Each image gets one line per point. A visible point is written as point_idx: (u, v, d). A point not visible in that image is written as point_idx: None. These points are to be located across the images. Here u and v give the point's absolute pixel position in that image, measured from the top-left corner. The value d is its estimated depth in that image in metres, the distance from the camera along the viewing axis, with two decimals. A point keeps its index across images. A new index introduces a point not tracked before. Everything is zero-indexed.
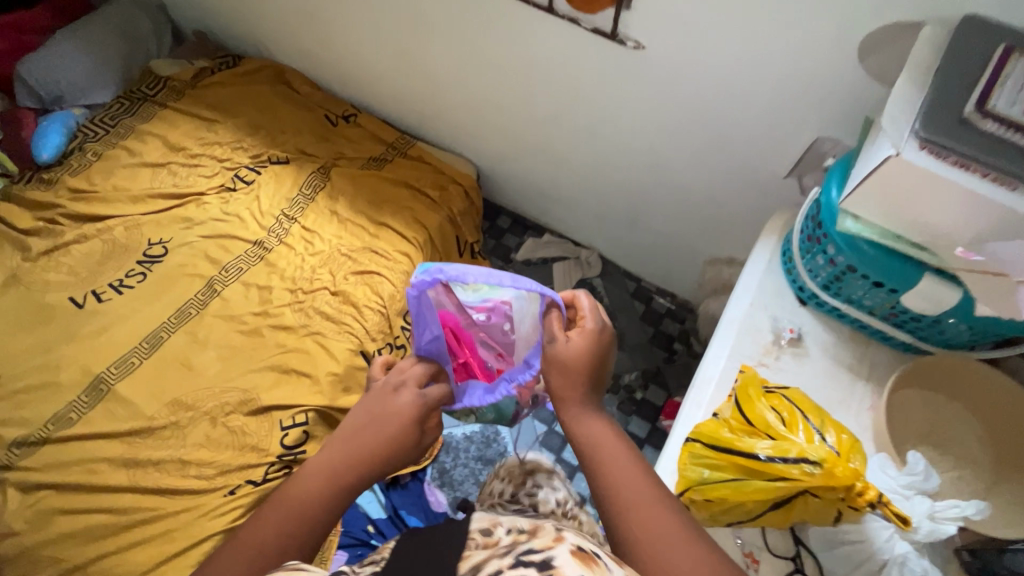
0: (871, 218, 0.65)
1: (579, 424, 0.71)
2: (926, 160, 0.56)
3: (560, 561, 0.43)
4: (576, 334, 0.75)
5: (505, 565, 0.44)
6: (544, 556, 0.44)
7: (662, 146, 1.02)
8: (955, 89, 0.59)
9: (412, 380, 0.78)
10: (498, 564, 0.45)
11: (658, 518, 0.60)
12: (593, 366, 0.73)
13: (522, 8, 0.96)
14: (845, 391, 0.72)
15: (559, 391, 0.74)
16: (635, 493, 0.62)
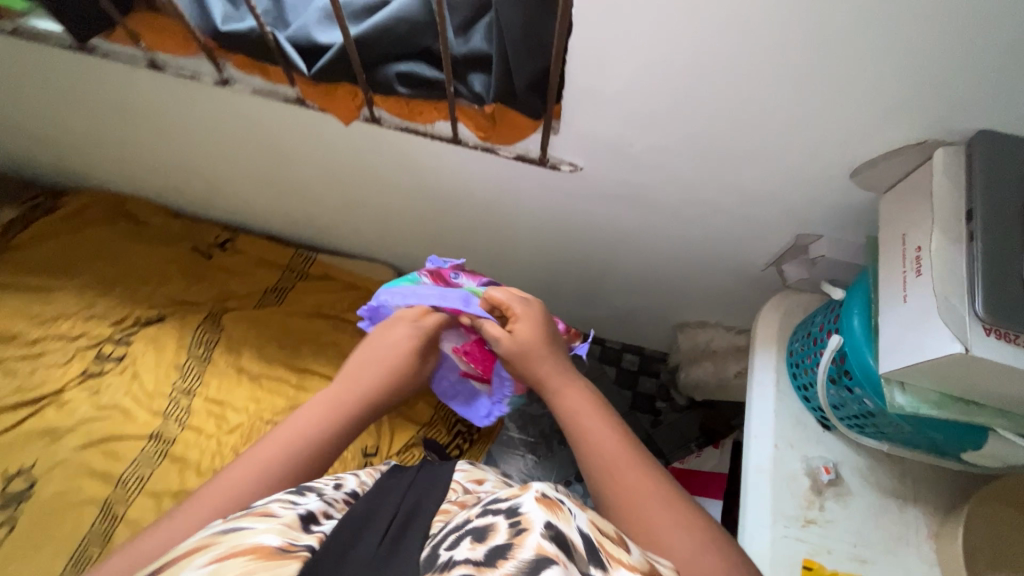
0: (925, 391, 0.48)
1: (560, 400, 0.60)
2: (1004, 356, 0.40)
3: (525, 505, 0.34)
4: (515, 327, 0.65)
5: (473, 516, 0.36)
6: (510, 502, 0.35)
7: (610, 246, 0.85)
8: (1008, 237, 0.42)
9: (408, 317, 0.68)
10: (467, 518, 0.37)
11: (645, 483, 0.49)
12: (549, 343, 0.64)
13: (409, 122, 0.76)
14: (909, 540, 0.60)
15: (521, 361, 0.64)
16: (627, 465, 0.50)
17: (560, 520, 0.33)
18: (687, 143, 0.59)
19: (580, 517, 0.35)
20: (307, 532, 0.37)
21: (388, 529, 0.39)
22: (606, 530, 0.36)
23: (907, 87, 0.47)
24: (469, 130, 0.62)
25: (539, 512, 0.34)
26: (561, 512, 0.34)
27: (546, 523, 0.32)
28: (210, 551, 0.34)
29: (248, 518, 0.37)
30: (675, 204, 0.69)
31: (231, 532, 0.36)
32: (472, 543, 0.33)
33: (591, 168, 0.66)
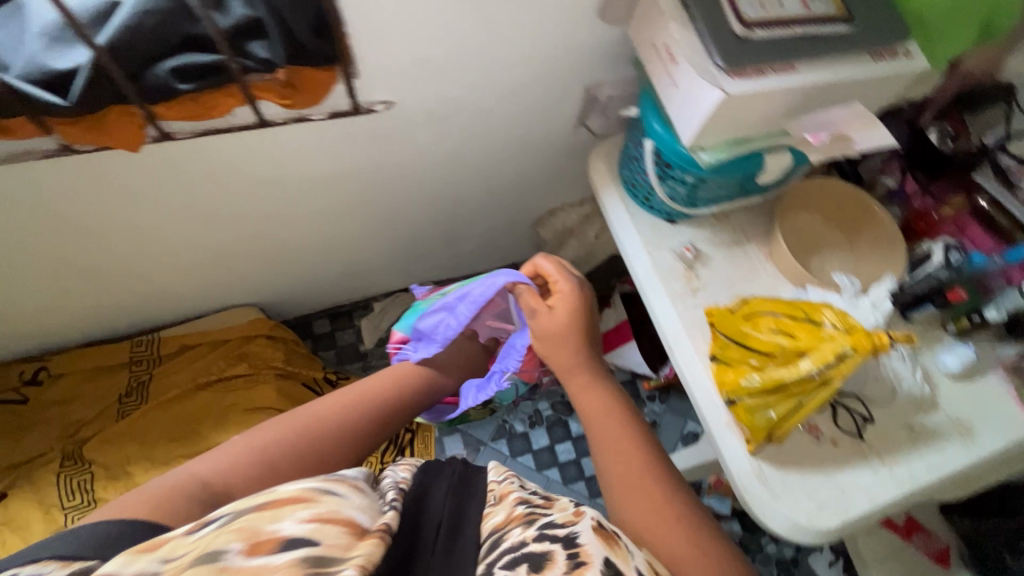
0: (717, 142, 0.63)
1: (584, 391, 0.68)
2: (746, 85, 0.55)
3: (584, 537, 0.43)
4: (553, 300, 0.71)
5: (530, 537, 0.44)
6: (566, 531, 0.44)
7: (450, 173, 0.91)
8: (711, 8, 0.57)
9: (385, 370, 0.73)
10: (521, 535, 0.44)
11: (635, 471, 0.58)
12: (579, 326, 0.70)
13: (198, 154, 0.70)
14: (758, 266, 0.79)
15: (554, 347, 0.70)
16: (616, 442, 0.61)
17: (616, 557, 0.43)
18: (472, 42, 0.66)
19: (636, 558, 0.45)
20: (386, 514, 0.45)
21: (437, 532, 0.49)
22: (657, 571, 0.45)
23: None
24: (272, 103, 0.62)
25: (598, 543, 0.43)
26: (618, 548, 0.44)
27: (607, 559, 0.42)
28: (311, 508, 0.40)
29: (331, 495, 0.43)
30: (485, 104, 0.77)
31: (327, 494, 0.43)
32: (527, 569, 0.41)
33: (402, 99, 0.70)
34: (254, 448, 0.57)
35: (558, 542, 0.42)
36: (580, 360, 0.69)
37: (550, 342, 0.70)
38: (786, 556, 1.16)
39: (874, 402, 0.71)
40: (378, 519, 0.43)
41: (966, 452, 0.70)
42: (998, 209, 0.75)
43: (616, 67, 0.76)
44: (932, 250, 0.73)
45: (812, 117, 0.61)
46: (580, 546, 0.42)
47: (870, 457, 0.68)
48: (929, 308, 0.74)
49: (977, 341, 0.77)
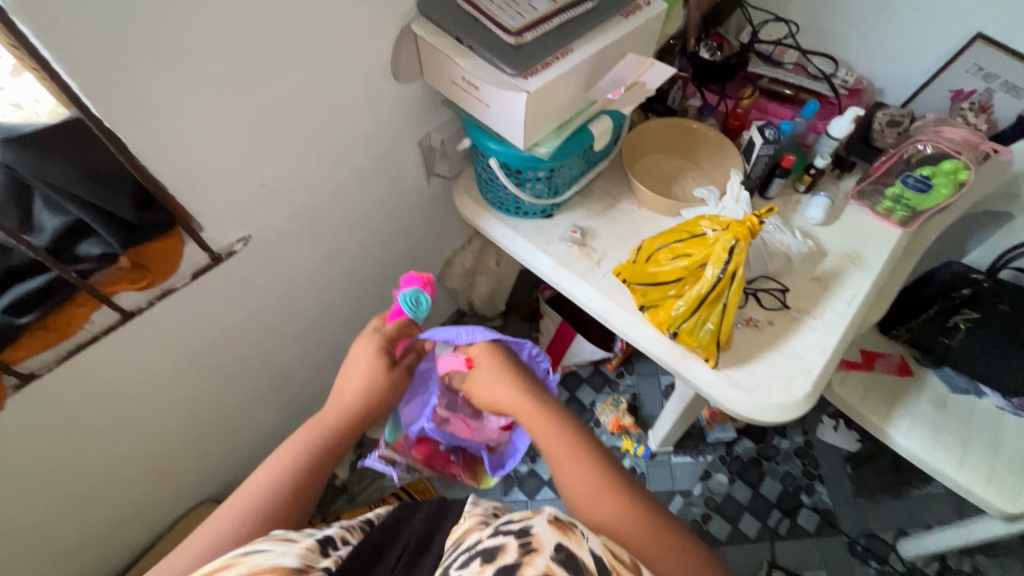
0: (545, 133, 0.70)
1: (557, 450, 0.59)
2: (540, 78, 0.62)
3: (538, 526, 0.39)
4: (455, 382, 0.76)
5: (484, 536, 0.40)
6: (523, 523, 0.40)
7: (338, 271, 0.90)
8: (482, 33, 0.64)
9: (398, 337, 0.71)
10: (478, 536, 0.40)
11: (624, 512, 0.51)
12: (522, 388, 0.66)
13: (80, 387, 0.64)
14: (635, 216, 0.86)
15: (522, 412, 0.64)
16: (602, 495, 0.53)
17: (571, 541, 0.39)
18: (299, 147, 0.68)
19: (591, 540, 0.41)
20: (324, 556, 0.41)
21: (396, 556, 0.42)
22: (618, 554, 0.43)
23: (369, 17, 0.63)
24: (128, 292, 0.59)
25: (553, 534, 0.40)
26: (572, 533, 0.40)
27: (558, 544, 0.38)
28: (237, 565, 0.39)
29: (268, 543, 0.42)
30: (339, 195, 0.79)
31: (254, 552, 0.41)
32: (482, 564, 0.37)
33: (257, 228, 0.70)
34: (305, 443, 0.61)
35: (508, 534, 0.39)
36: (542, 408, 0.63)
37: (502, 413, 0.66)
38: (801, 443, 1.23)
39: (781, 275, 0.79)
40: (311, 558, 0.40)
41: (865, 275, 0.80)
42: (777, 83, 0.92)
43: (434, 112, 0.82)
44: (752, 136, 0.82)
45: (606, 79, 0.71)
46: (533, 532, 0.38)
47: (803, 318, 0.76)
48: (776, 181, 0.85)
49: (825, 187, 0.89)
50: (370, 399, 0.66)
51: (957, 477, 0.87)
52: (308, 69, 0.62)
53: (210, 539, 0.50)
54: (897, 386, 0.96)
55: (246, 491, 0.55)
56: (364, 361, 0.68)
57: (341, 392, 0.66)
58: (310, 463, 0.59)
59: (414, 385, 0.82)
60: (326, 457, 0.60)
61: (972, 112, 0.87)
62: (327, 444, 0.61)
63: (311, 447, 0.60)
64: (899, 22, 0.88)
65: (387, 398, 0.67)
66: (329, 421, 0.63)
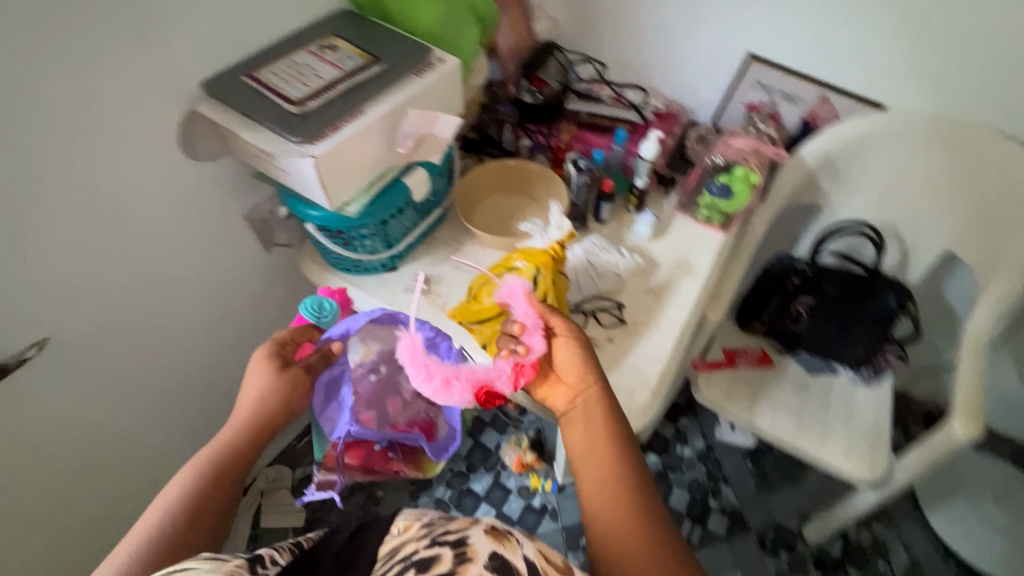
0: (353, 193, 0.71)
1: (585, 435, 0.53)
2: (326, 142, 0.64)
3: (474, 536, 0.39)
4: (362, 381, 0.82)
5: (419, 546, 0.39)
6: (457, 535, 0.40)
7: (182, 357, 0.86)
8: (266, 108, 0.65)
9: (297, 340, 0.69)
10: (414, 546, 0.39)
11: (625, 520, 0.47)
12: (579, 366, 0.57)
13: None
14: (477, 257, 0.88)
15: (557, 394, 0.58)
16: (603, 493, 0.49)
17: (507, 548, 0.39)
18: (89, 241, 0.65)
19: (526, 546, 0.41)
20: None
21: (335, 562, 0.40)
22: (551, 558, 0.42)
23: (142, 105, 0.63)
24: None
25: (489, 542, 0.39)
26: (507, 541, 0.40)
27: (493, 553, 0.38)
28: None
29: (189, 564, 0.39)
30: (160, 281, 0.76)
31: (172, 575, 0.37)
32: (416, 574, 0.37)
33: (57, 330, 0.66)
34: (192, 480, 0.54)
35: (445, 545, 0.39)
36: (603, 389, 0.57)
37: (560, 376, 0.58)
38: (702, 448, 1.25)
39: (616, 292, 0.83)
40: None
41: (693, 280, 0.85)
42: (595, 117, 0.99)
43: (256, 185, 0.82)
44: (568, 168, 0.87)
45: (398, 133, 0.72)
46: (469, 541, 0.39)
47: (639, 330, 0.79)
48: (606, 206, 0.90)
49: (652, 205, 0.95)
50: (270, 406, 0.61)
51: (821, 455, 0.92)
52: (82, 162, 0.61)
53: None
54: (759, 378, 1.01)
55: (130, 540, 0.48)
56: (258, 371, 0.64)
57: (236, 408, 0.61)
58: (204, 490, 0.54)
59: (326, 392, 0.78)
60: (224, 478, 0.55)
61: (762, 120, 0.96)
62: (221, 465, 0.56)
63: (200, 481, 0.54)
64: (689, 51, 0.98)
65: (289, 401, 0.63)
66: (215, 450, 0.57)
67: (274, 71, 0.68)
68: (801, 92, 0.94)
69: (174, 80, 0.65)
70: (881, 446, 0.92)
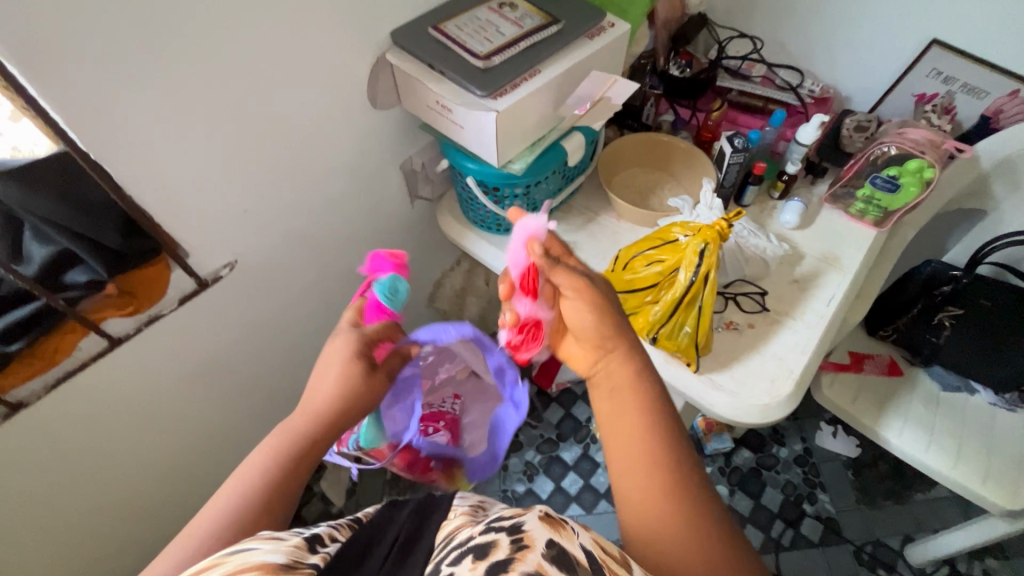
0: (519, 151, 0.73)
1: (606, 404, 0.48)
2: (509, 98, 0.65)
3: (530, 522, 0.38)
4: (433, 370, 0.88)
5: (476, 532, 0.38)
6: (513, 521, 0.38)
7: (329, 295, 0.91)
8: (453, 59, 0.67)
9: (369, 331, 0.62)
10: (469, 533, 0.38)
11: (652, 491, 0.43)
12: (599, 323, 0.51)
13: (70, 417, 0.65)
14: (614, 228, 0.88)
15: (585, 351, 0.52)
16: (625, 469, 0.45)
17: (564, 537, 0.37)
18: (280, 174, 0.70)
19: (582, 537, 0.39)
20: (311, 553, 0.38)
21: (389, 547, 0.40)
22: (609, 550, 0.39)
23: (343, 49, 0.66)
24: (116, 319, 0.61)
25: (546, 531, 0.37)
26: (563, 531, 0.38)
27: (551, 540, 0.36)
28: (220, 565, 0.36)
29: (251, 543, 0.38)
30: (325, 220, 0.81)
31: (234, 551, 0.37)
32: (474, 560, 0.35)
33: (244, 254, 0.72)
34: (263, 467, 0.48)
35: (501, 532, 0.37)
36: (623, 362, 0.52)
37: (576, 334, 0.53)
38: (800, 451, 1.21)
39: (759, 278, 0.80)
40: (299, 554, 0.37)
41: (843, 275, 0.81)
42: (745, 96, 0.96)
43: (414, 137, 0.85)
44: (722, 146, 0.85)
45: (573, 96, 0.74)
46: (524, 528, 0.36)
47: (783, 320, 0.77)
48: (752, 189, 0.87)
49: (799, 193, 0.91)
50: (346, 401, 0.55)
51: (955, 477, 0.86)
52: (289, 99, 0.65)
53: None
54: (887, 387, 0.96)
55: (189, 535, 0.42)
56: (337, 356, 0.58)
57: (313, 391, 0.55)
58: (269, 491, 0.46)
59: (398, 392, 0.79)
60: (291, 477, 0.48)
61: (935, 114, 0.89)
62: (292, 454, 0.50)
63: (275, 471, 0.48)
64: (861, 34, 0.92)
65: (363, 397, 0.57)
66: (290, 431, 0.52)
67: (460, 25, 0.70)
68: (989, 85, 0.84)
69: (371, 27, 0.68)
70: None
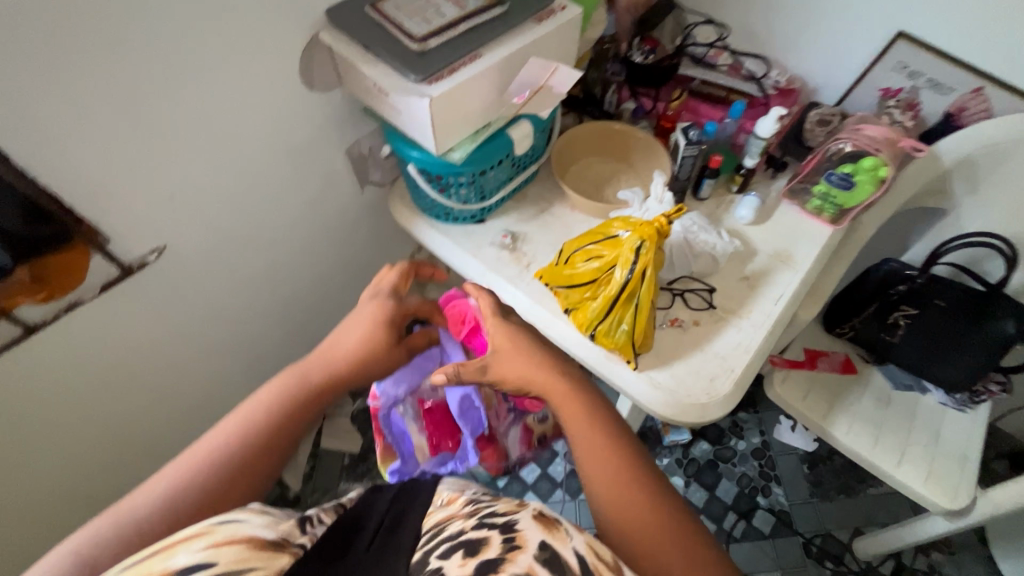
0: (460, 139, 0.70)
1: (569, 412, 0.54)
2: (443, 83, 0.63)
3: (522, 521, 0.37)
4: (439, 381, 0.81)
5: (467, 525, 0.38)
6: (507, 518, 0.38)
7: (275, 282, 0.89)
8: (388, 41, 0.64)
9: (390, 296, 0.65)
10: (460, 526, 0.38)
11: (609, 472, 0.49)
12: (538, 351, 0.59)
13: None
14: (567, 220, 0.86)
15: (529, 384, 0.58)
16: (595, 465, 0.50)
17: (555, 539, 0.37)
18: (208, 157, 0.67)
19: (574, 538, 0.38)
20: (301, 533, 0.39)
21: (375, 533, 0.40)
22: (602, 557, 0.38)
23: (270, 27, 0.63)
24: (30, 306, 0.59)
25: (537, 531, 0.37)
26: (555, 531, 0.37)
27: (542, 542, 0.36)
28: (209, 534, 0.35)
29: (243, 513, 0.38)
30: (265, 205, 0.78)
31: (226, 521, 0.37)
32: (463, 557, 0.34)
33: (173, 239, 0.70)
34: (269, 407, 0.55)
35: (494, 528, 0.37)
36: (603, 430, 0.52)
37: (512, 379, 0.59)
38: (757, 444, 1.22)
39: (707, 275, 0.79)
40: (288, 534, 0.38)
41: (794, 273, 0.80)
42: (708, 85, 0.93)
43: (360, 120, 0.82)
44: (677, 138, 0.82)
45: (515, 82, 0.71)
46: (518, 529, 0.36)
47: (728, 318, 0.76)
48: (707, 182, 0.85)
49: (757, 187, 0.89)
50: (362, 366, 0.61)
51: (899, 475, 0.87)
52: (213, 78, 0.62)
53: (153, 491, 0.47)
54: (840, 385, 0.96)
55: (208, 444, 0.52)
56: (367, 317, 0.63)
57: (338, 341, 0.61)
58: (267, 433, 0.54)
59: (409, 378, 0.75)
60: (286, 424, 0.55)
61: (898, 110, 0.88)
62: (300, 401, 0.56)
63: (277, 412, 0.55)
64: (828, 22, 0.89)
65: (381, 363, 0.62)
66: (301, 382, 0.58)
67: (398, 4, 0.66)
68: (953, 81, 0.82)
69: (302, 5, 0.64)
70: (966, 476, 0.86)
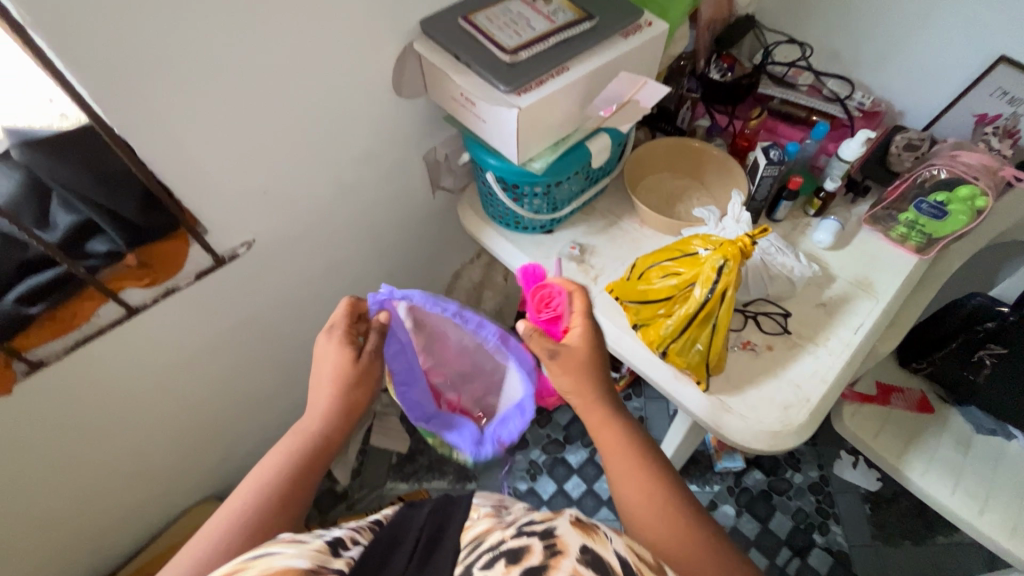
0: (541, 149, 0.71)
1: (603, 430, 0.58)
2: (533, 94, 0.64)
3: (561, 528, 0.38)
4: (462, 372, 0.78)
5: (508, 535, 0.38)
6: (547, 525, 0.38)
7: (345, 281, 0.92)
8: (480, 52, 0.66)
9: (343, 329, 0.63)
10: (500, 536, 0.38)
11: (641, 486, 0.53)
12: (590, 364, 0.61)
13: (89, 379, 0.67)
14: (635, 235, 0.85)
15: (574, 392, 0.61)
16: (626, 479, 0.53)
17: (596, 543, 0.38)
18: (301, 157, 0.70)
19: (614, 542, 0.40)
20: (336, 557, 0.37)
21: (414, 545, 0.39)
22: (643, 556, 0.40)
23: (369, 36, 0.66)
24: (134, 290, 0.63)
25: (577, 536, 0.38)
26: (596, 536, 0.39)
27: (583, 547, 0.37)
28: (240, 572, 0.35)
29: (274, 544, 0.38)
30: (345, 205, 0.81)
31: (259, 556, 0.36)
32: (507, 565, 0.35)
33: (261, 234, 0.73)
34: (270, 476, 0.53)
35: (535, 537, 0.37)
36: (611, 411, 0.58)
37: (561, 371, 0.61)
38: (815, 479, 1.16)
39: (783, 298, 0.77)
40: (322, 558, 0.36)
41: (875, 302, 0.77)
42: (788, 105, 0.91)
43: (439, 127, 0.84)
44: (757, 156, 0.81)
45: (601, 97, 0.71)
46: (558, 534, 0.37)
47: (804, 344, 0.73)
48: (785, 203, 0.83)
49: (836, 211, 0.86)
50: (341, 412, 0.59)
51: (980, 525, 0.81)
52: (313, 83, 0.65)
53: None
54: (915, 424, 0.91)
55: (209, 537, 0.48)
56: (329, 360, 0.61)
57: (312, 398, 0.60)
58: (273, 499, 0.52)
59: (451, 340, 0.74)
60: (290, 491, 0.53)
61: (997, 137, 0.83)
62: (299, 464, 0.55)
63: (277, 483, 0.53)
64: (921, 44, 0.85)
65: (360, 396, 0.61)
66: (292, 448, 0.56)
67: (490, 16, 0.68)
68: None
69: (399, 15, 0.67)
70: None
